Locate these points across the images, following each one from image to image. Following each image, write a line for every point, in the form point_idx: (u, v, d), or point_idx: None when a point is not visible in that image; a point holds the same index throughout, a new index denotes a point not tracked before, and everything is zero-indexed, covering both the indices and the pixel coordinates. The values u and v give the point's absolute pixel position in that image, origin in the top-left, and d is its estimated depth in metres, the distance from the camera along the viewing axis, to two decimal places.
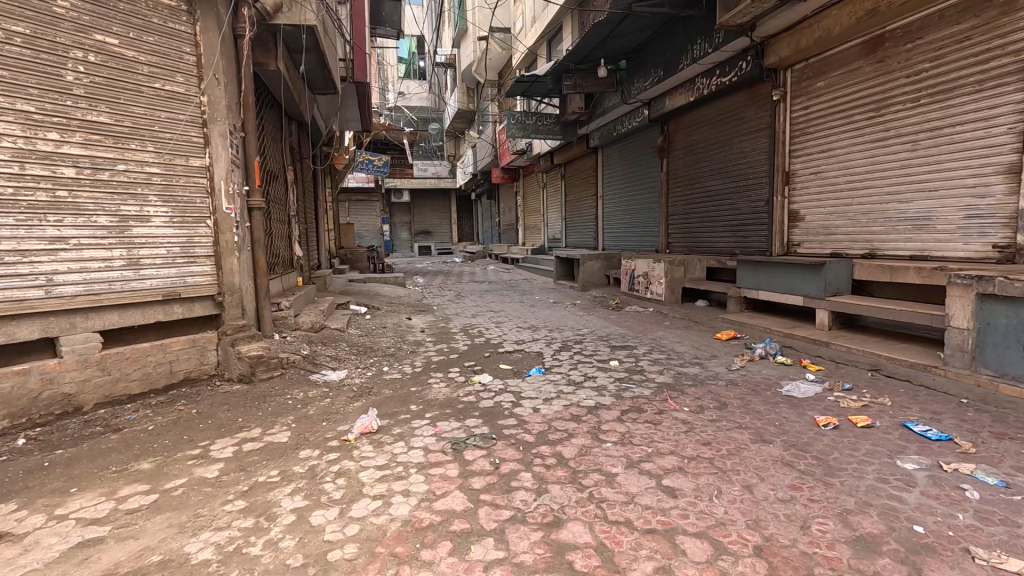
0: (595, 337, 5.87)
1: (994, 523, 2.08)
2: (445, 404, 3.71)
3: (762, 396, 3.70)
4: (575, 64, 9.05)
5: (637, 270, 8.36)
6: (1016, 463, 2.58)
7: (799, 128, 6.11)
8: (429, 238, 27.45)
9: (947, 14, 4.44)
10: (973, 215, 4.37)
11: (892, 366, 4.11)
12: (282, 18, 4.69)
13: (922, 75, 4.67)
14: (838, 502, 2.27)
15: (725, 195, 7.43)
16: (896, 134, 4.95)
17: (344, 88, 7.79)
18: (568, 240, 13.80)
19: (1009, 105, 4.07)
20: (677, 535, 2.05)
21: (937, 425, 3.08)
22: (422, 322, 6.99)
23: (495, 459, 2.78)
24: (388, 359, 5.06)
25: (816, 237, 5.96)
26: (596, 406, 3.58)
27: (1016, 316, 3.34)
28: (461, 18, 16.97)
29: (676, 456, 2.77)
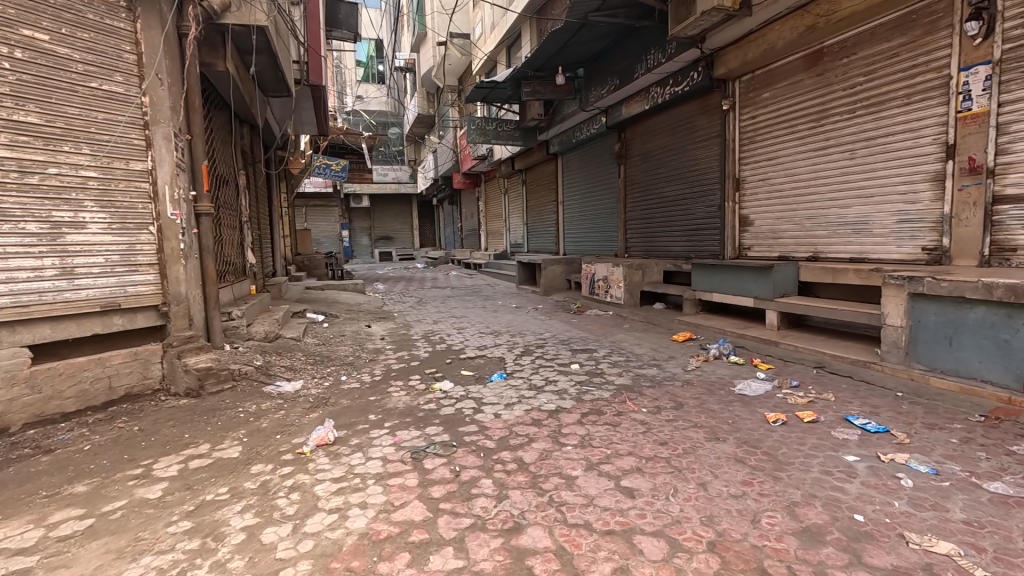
0: (557, 341, 5.92)
1: (925, 509, 2.21)
2: (405, 412, 3.65)
3: (716, 395, 3.83)
4: (534, 71, 9.16)
5: (597, 274, 8.49)
6: (946, 451, 2.75)
7: (748, 136, 6.37)
8: (390, 244, 27.07)
9: (878, 32, 4.75)
10: (905, 220, 4.67)
11: (835, 363, 4.33)
12: (231, 18, 4.46)
13: (858, 88, 4.97)
14: (787, 495, 2.36)
15: (680, 201, 7.66)
16: (835, 142, 5.24)
17: (298, 91, 7.60)
18: (530, 245, 13.89)
19: (934, 118, 4.37)
20: (634, 535, 2.08)
21: (876, 417, 3.26)
22: (382, 330, 6.87)
23: (455, 467, 2.76)
24: (347, 368, 4.94)
25: (764, 240, 6.23)
26: (557, 410, 3.60)
27: (944, 315, 3.58)
28: (421, 23, 16.84)
29: (635, 456, 2.82)
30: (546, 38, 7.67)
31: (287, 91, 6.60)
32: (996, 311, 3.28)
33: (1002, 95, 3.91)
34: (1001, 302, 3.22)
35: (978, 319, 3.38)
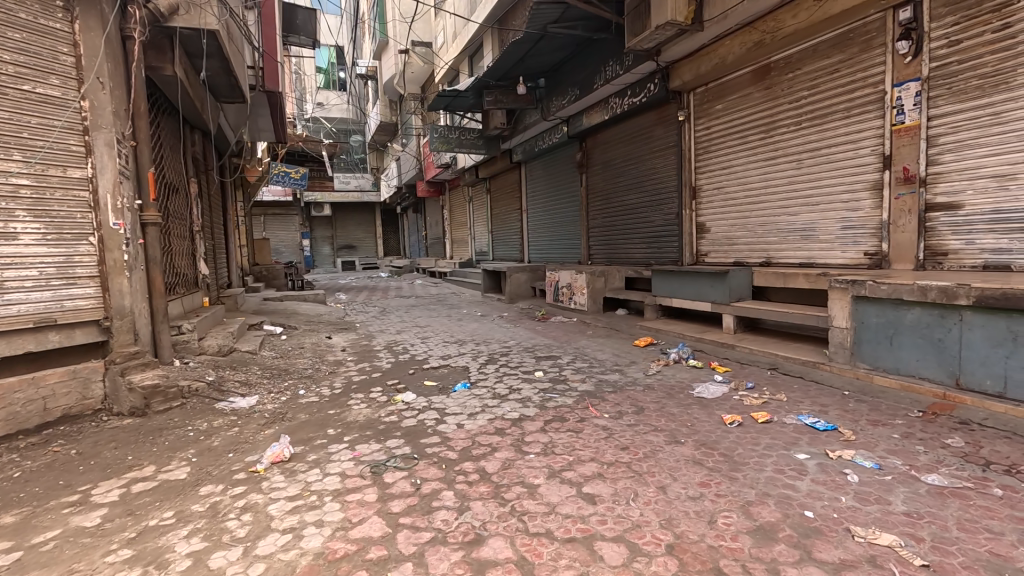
0: (521, 349, 5.92)
1: (870, 502, 2.31)
2: (365, 426, 3.57)
3: (675, 399, 3.91)
4: (495, 80, 9.22)
5: (561, 281, 8.56)
6: (889, 446, 2.89)
7: (703, 146, 6.59)
8: (353, 253, 26.59)
9: (820, 48, 5.01)
10: (848, 227, 4.91)
11: (788, 364, 4.50)
12: (179, 21, 4.29)
13: (803, 101, 5.22)
14: (741, 494, 2.43)
15: (639, 209, 7.83)
16: (784, 153, 5.48)
17: (254, 97, 7.38)
18: (494, 253, 13.91)
19: (872, 130, 4.63)
20: (595, 541, 2.09)
21: (825, 416, 3.40)
22: (343, 341, 6.71)
23: (416, 480, 2.71)
24: (305, 381, 4.79)
25: (720, 247, 6.44)
26: (520, 418, 3.60)
27: (884, 316, 3.77)
28: (382, 31, 16.69)
29: (596, 462, 2.84)
30: (506, 48, 7.74)
31: (241, 97, 6.40)
32: (930, 311, 3.47)
33: (932, 110, 4.18)
34: (934, 302, 3.41)
35: (915, 319, 3.57)
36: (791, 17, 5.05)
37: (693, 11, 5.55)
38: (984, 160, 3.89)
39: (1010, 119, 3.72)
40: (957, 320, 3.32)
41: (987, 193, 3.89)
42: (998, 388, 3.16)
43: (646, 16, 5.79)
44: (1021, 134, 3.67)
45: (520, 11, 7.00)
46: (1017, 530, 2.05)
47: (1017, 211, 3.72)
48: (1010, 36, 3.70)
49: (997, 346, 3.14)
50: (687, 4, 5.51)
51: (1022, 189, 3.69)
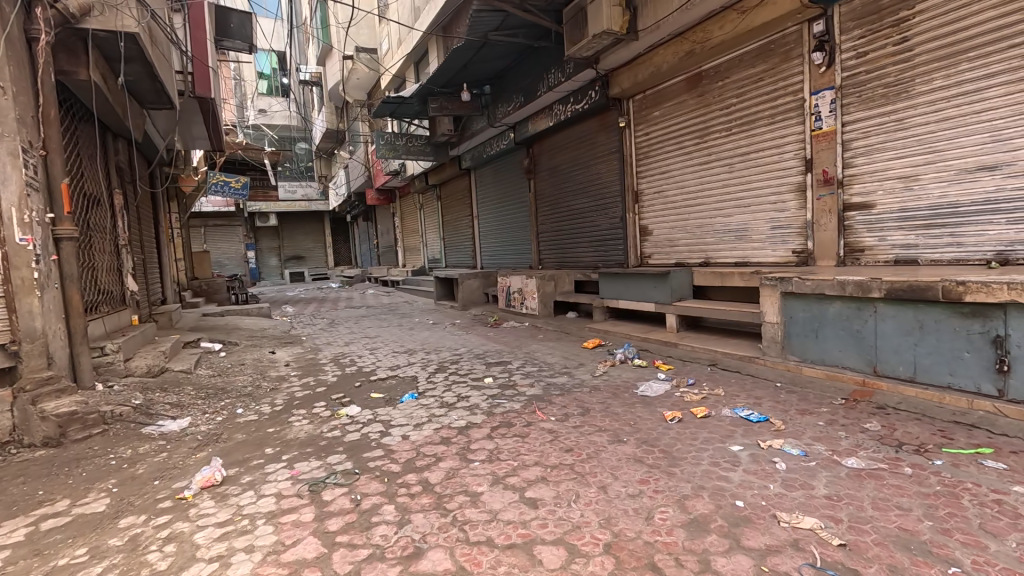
0: (472, 356, 5.88)
1: (795, 488, 2.43)
2: (306, 443, 3.44)
3: (619, 399, 3.98)
4: (440, 87, 9.20)
5: (513, 287, 8.59)
6: (814, 434, 3.06)
7: (642, 151, 6.81)
8: (302, 264, 25.74)
9: (745, 59, 5.29)
10: (776, 227, 5.18)
11: (726, 360, 4.68)
12: (92, 23, 4.03)
13: (732, 108, 5.48)
14: (677, 489, 2.49)
15: (585, 214, 7.98)
16: (717, 158, 5.73)
17: (183, 103, 7.05)
18: (447, 260, 13.81)
19: (794, 135, 4.91)
20: (535, 546, 2.10)
21: (758, 408, 3.55)
22: (287, 356, 6.47)
23: (356, 496, 2.63)
24: (243, 400, 4.56)
25: (662, 249, 6.64)
26: (467, 426, 3.56)
27: (810, 310, 4.01)
28: (325, 36, 16.34)
29: (540, 466, 2.85)
30: (449, 54, 7.74)
31: (169, 103, 6.08)
32: (849, 305, 3.72)
33: (845, 116, 4.48)
34: (853, 296, 3.65)
35: (837, 312, 3.81)
36: (717, 28, 5.30)
37: (627, 21, 5.79)
38: (891, 163, 4.20)
39: (911, 125, 4.04)
40: (872, 312, 3.57)
41: (894, 193, 4.20)
42: (910, 373, 3.41)
43: (584, 25, 5.98)
44: (921, 139, 3.99)
45: (462, 18, 7.02)
46: (923, 505, 2.21)
47: (920, 209, 4.03)
48: (908, 49, 4.02)
49: (907, 336, 3.40)
50: (622, 14, 5.75)
51: (923, 189, 4.01)
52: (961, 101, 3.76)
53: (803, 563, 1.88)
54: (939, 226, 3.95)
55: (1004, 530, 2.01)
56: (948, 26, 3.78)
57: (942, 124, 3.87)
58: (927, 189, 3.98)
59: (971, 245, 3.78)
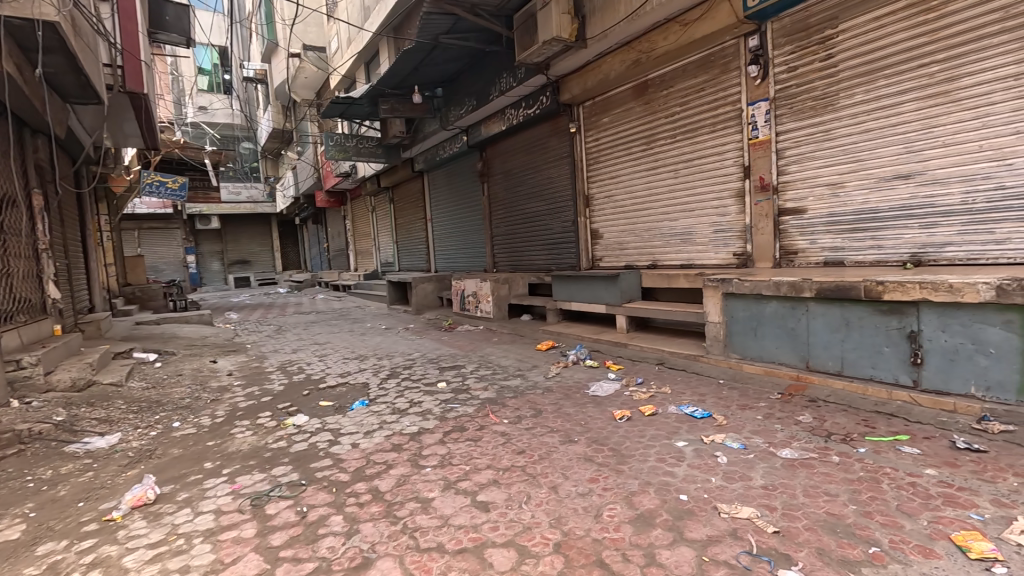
0: (425, 361, 5.82)
1: (735, 480, 2.55)
2: (250, 455, 3.30)
3: (571, 399, 4.05)
4: (391, 89, 9.09)
5: (467, 290, 8.56)
6: (753, 427, 3.22)
7: (592, 156, 6.96)
8: (247, 268, 24.67)
9: (687, 69, 5.51)
10: (719, 230, 5.41)
11: (673, 359, 4.85)
12: (5, 9, 3.72)
13: (676, 116, 5.70)
14: (626, 486, 2.56)
15: (538, 217, 8.08)
16: (663, 163, 5.93)
17: (112, 98, 6.62)
18: (400, 263, 13.60)
19: (733, 143, 5.17)
20: (486, 549, 2.10)
21: (702, 405, 3.69)
22: (229, 365, 6.18)
23: (302, 508, 2.54)
24: (181, 413, 4.32)
25: (613, 252, 6.80)
26: (419, 432, 3.52)
27: (749, 309, 4.22)
28: (271, 33, 15.78)
29: (492, 469, 2.85)
30: (400, 56, 7.66)
31: (96, 98, 5.70)
32: (784, 304, 3.94)
33: (779, 126, 4.76)
34: (787, 296, 3.87)
35: (773, 311, 4.03)
36: (661, 39, 5.50)
37: (576, 29, 5.93)
38: (820, 170, 4.49)
39: (837, 136, 4.33)
40: (805, 310, 3.81)
41: (824, 199, 4.49)
42: (838, 367, 3.64)
43: (534, 32, 6.09)
44: (846, 149, 4.28)
45: (412, 20, 6.97)
46: (848, 491, 2.37)
47: (846, 214, 4.33)
48: (834, 64, 4.31)
49: (836, 332, 3.64)
50: (570, 22, 5.87)
51: (848, 195, 4.31)
52: (880, 114, 4.06)
53: (741, 551, 1.98)
54: (862, 230, 4.25)
55: (917, 510, 2.18)
56: (868, 45, 4.08)
57: (864, 135, 4.16)
58: (852, 195, 4.28)
59: (890, 247, 4.09)
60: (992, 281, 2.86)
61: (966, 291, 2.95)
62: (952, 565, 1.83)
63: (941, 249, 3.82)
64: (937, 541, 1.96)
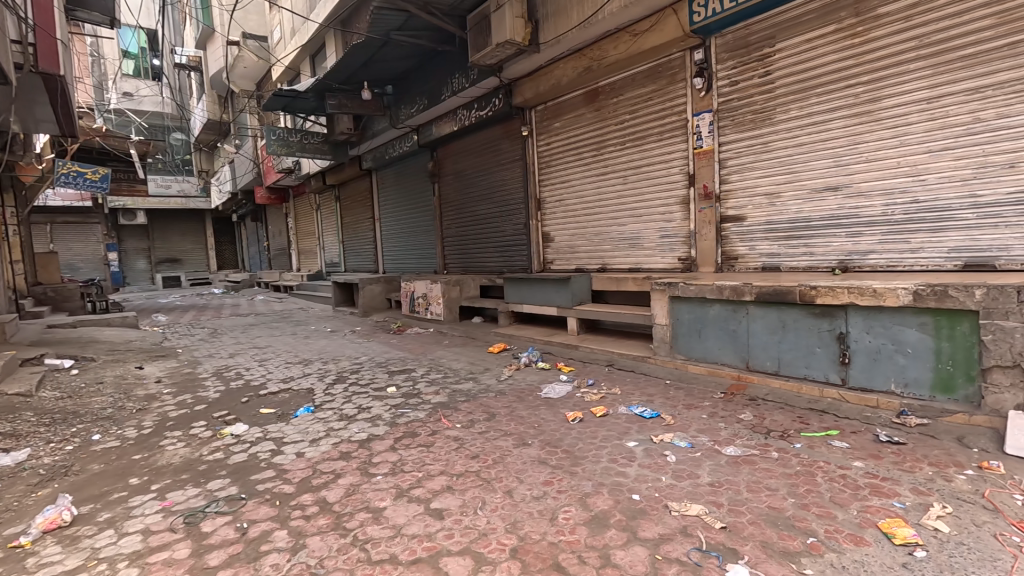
0: (373, 365, 5.65)
1: (684, 478, 2.63)
2: (182, 468, 3.07)
3: (525, 402, 4.05)
4: (338, 83, 8.80)
5: (417, 292, 8.40)
6: (698, 426, 3.34)
7: (544, 160, 7.02)
8: (177, 267, 23.11)
9: (636, 78, 5.68)
10: (665, 236, 5.60)
11: (622, 360, 4.96)
12: None
13: (626, 123, 5.85)
14: (580, 488, 2.59)
15: (489, 219, 8.07)
16: (612, 169, 6.07)
17: (21, 78, 6.00)
18: (346, 263, 13.18)
19: (679, 152, 5.37)
20: (441, 558, 2.05)
21: (651, 405, 3.80)
22: (157, 371, 5.74)
23: (242, 524, 2.38)
24: (102, 425, 3.96)
25: (564, 255, 6.89)
26: (369, 439, 3.40)
27: (694, 311, 4.38)
28: (207, 18, 14.91)
29: (446, 475, 2.80)
30: (348, 50, 7.43)
31: (3, 77, 5.16)
32: (726, 306, 4.13)
33: (721, 137, 4.99)
34: (729, 299, 4.06)
35: (716, 313, 4.21)
36: (612, 47, 5.63)
37: (529, 33, 5.97)
38: (759, 180, 4.74)
39: (774, 148, 4.59)
40: (745, 313, 4.00)
41: (762, 207, 4.74)
42: (776, 367, 3.86)
43: (487, 33, 6.08)
44: (782, 161, 4.55)
45: (362, 13, 6.78)
46: (787, 485, 2.50)
47: (782, 222, 4.60)
48: (771, 81, 4.58)
49: (774, 334, 3.84)
50: (524, 26, 5.91)
51: (784, 205, 4.58)
52: (812, 130, 4.34)
53: (691, 548, 2.04)
54: (796, 238, 4.52)
55: (848, 501, 2.33)
56: (801, 64, 4.36)
57: (798, 149, 4.44)
58: (787, 205, 4.55)
59: (821, 254, 4.37)
60: (910, 286, 3.10)
61: (888, 296, 3.19)
62: (880, 551, 1.96)
63: (864, 256, 4.12)
64: (867, 529, 2.10)
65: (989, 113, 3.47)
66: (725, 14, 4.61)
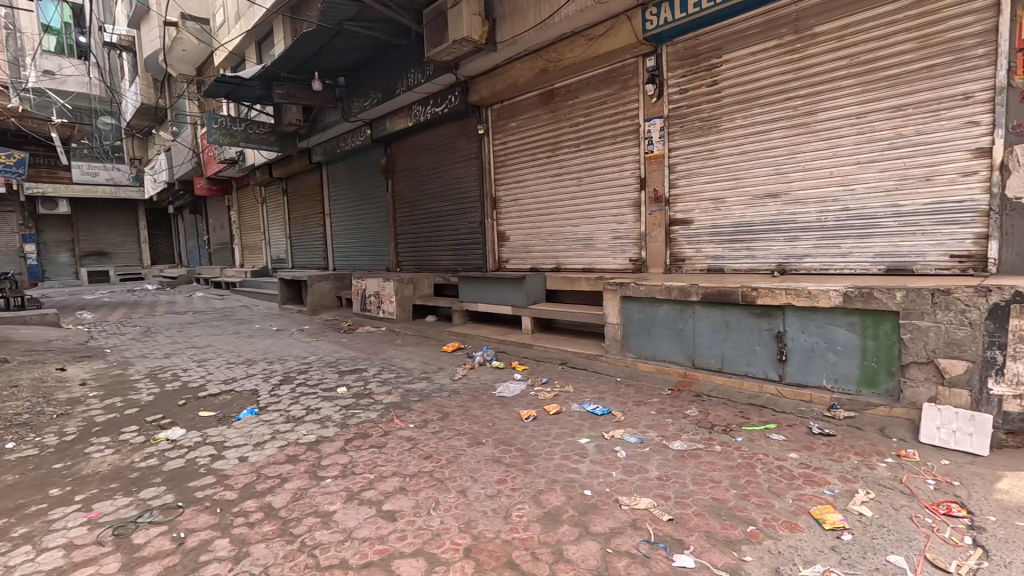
0: (323, 365, 5.47)
1: (635, 472, 2.71)
2: (111, 477, 2.87)
3: (478, 401, 4.05)
4: (287, 72, 8.46)
5: (369, 289, 8.21)
6: (647, 422, 3.45)
7: (500, 159, 7.03)
8: (104, 261, 21.49)
9: (591, 82, 5.78)
10: (618, 237, 5.74)
11: (575, 359, 5.05)
12: None
13: (580, 126, 5.94)
14: (534, 485, 2.61)
15: (443, 217, 8.00)
16: (567, 170, 6.16)
17: None
18: (294, 260, 12.70)
19: (631, 156, 5.51)
20: (393, 561, 2.01)
21: (602, 402, 3.89)
22: (82, 373, 5.31)
23: (179, 534, 2.25)
24: (17, 432, 3.63)
25: (519, 254, 6.92)
26: (317, 441, 3.29)
27: (643, 311, 4.52)
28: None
29: (398, 476, 2.75)
30: (298, 38, 7.16)
31: None
32: (674, 306, 4.28)
33: (671, 143, 5.17)
34: (677, 299, 4.22)
35: (665, 313, 4.36)
36: (568, 50, 5.71)
37: (486, 32, 5.96)
38: (705, 185, 4.95)
39: (719, 155, 4.80)
40: (692, 313, 4.17)
41: (708, 211, 4.95)
42: (719, 364, 4.04)
43: (444, 30, 6.02)
44: (726, 167, 4.77)
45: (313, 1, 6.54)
46: (730, 477, 2.62)
47: (727, 226, 4.81)
48: (718, 91, 4.78)
49: (718, 333, 4.02)
50: (481, 25, 5.90)
51: (728, 210, 4.80)
52: (754, 139, 4.57)
53: (641, 540, 2.10)
54: (739, 241, 4.75)
55: (784, 490, 2.48)
56: (745, 76, 4.59)
57: (742, 156, 4.66)
58: (731, 210, 4.77)
59: (762, 257, 4.61)
60: (840, 288, 3.33)
61: (821, 297, 3.41)
62: (812, 536, 2.09)
63: (801, 260, 4.38)
64: (800, 516, 2.24)
65: (910, 130, 3.77)
66: (676, 24, 4.77)
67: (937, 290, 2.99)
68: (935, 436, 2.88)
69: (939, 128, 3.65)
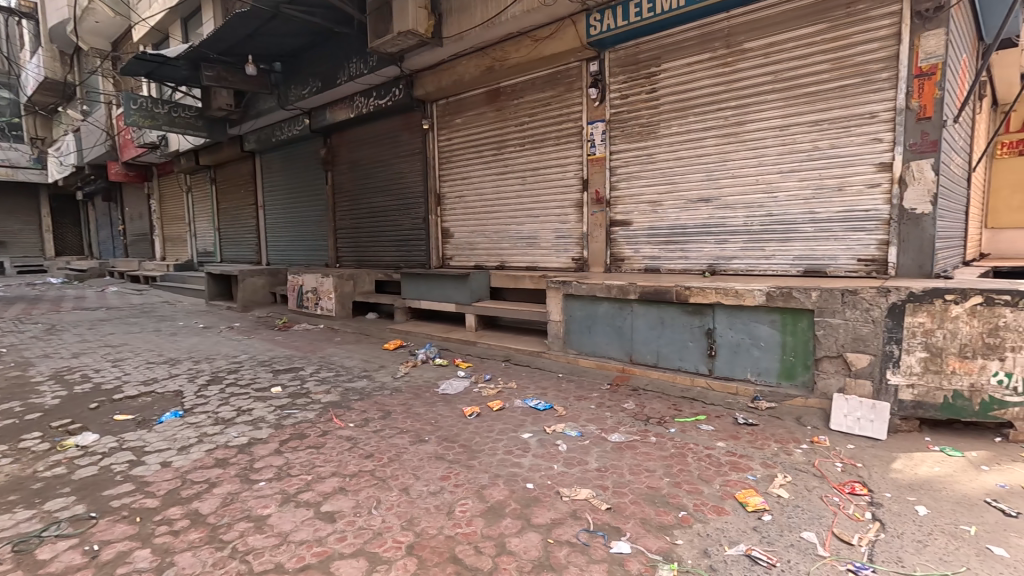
0: (255, 364, 5.21)
1: (575, 465, 2.79)
2: (9, 489, 2.59)
3: (421, 399, 4.00)
4: (217, 54, 7.96)
5: (306, 285, 7.90)
6: (588, 416, 3.56)
7: (444, 155, 6.97)
8: None
9: (536, 83, 5.86)
10: (560, 236, 5.86)
11: (518, 356, 5.10)
12: None
13: (525, 125, 6.01)
14: (477, 480, 2.63)
15: (386, 212, 7.84)
16: (511, 169, 6.21)
17: None
18: (223, 253, 11.97)
19: (574, 158, 5.64)
20: (333, 563, 1.96)
21: (544, 398, 3.96)
22: None
23: (92, 546, 2.08)
24: None
25: (463, 251, 6.90)
26: (249, 443, 3.14)
27: (584, 309, 4.65)
28: None
29: (337, 476, 2.68)
30: (230, 19, 6.76)
31: None
32: (613, 305, 4.44)
33: (613, 146, 5.34)
34: (616, 297, 4.37)
35: (605, 311, 4.51)
36: (513, 50, 5.76)
37: (431, 26, 5.91)
38: (644, 189, 5.16)
39: (657, 160, 5.03)
40: (630, 311, 4.33)
41: (646, 214, 5.17)
42: (654, 360, 4.22)
43: (388, 21, 5.90)
44: (663, 172, 5.00)
45: None
46: (663, 466, 2.76)
47: (663, 228, 5.05)
48: (657, 98, 4.99)
49: (654, 329, 4.21)
50: (426, 18, 5.84)
51: (664, 212, 5.04)
52: (689, 146, 4.81)
53: (580, 530, 2.17)
54: (674, 242, 4.99)
55: (712, 476, 2.64)
56: (682, 85, 4.82)
57: (677, 162, 4.90)
58: (667, 213, 5.01)
59: (694, 257, 4.86)
60: (763, 288, 3.59)
61: (747, 297, 3.66)
62: (736, 518, 2.25)
63: (730, 261, 4.66)
64: (727, 500, 2.40)
65: (825, 143, 4.11)
66: (618, 30, 4.97)
67: (846, 290, 3.29)
68: (843, 423, 3.17)
69: (849, 143, 4.00)
